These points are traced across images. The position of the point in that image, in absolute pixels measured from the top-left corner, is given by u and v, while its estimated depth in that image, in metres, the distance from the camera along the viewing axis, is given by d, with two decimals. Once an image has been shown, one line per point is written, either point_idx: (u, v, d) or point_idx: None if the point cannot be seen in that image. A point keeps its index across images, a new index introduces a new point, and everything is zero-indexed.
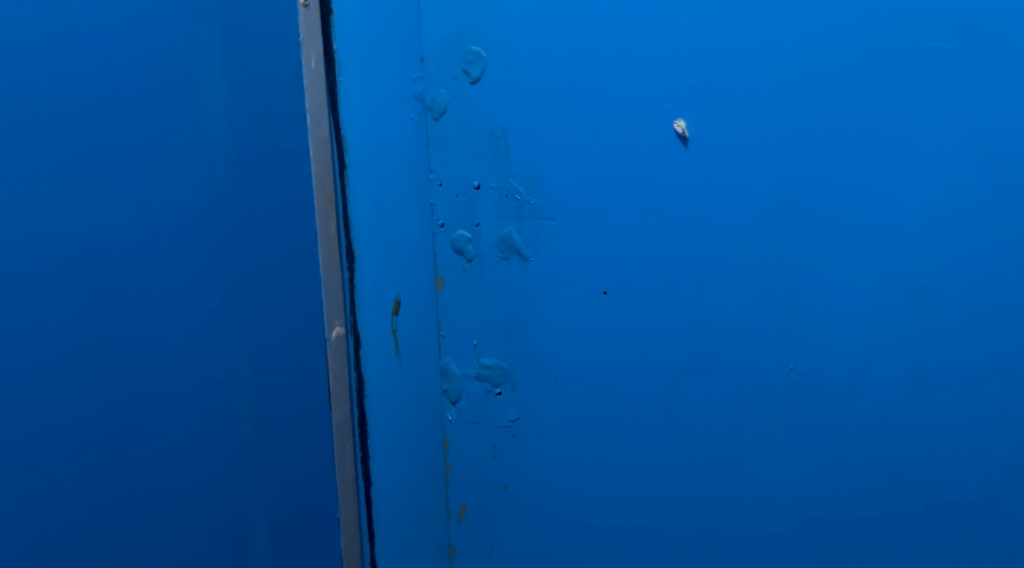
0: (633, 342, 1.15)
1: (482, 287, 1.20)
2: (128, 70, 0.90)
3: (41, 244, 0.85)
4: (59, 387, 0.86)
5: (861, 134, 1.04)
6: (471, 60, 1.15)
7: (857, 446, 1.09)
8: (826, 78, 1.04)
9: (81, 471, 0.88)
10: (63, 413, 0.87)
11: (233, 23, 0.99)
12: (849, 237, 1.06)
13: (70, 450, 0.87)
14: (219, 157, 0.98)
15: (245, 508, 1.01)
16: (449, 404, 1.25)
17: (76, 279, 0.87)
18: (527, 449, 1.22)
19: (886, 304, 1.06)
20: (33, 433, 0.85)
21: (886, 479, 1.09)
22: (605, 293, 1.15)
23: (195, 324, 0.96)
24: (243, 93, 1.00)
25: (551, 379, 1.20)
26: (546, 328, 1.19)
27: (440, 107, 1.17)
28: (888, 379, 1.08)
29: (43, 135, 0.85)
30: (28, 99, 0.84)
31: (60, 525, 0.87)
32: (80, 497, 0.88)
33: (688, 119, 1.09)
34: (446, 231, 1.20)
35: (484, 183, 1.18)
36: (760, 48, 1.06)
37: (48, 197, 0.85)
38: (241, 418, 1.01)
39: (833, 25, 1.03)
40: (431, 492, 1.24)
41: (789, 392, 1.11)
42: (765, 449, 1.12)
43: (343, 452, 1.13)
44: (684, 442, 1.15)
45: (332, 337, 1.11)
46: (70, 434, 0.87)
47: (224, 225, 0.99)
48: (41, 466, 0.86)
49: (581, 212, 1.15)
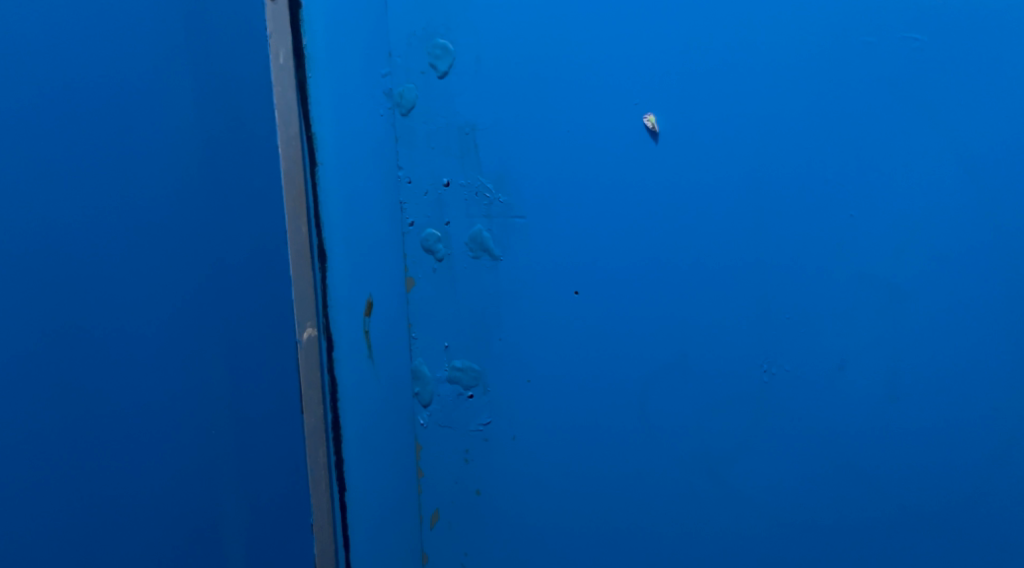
0: (607, 343, 1.15)
1: (453, 287, 1.19)
2: (93, 61, 0.88)
3: (22, 248, 0.84)
4: (28, 396, 0.85)
5: (833, 126, 1.05)
6: (439, 54, 1.14)
7: (830, 444, 1.10)
8: (796, 70, 1.05)
9: (59, 475, 0.87)
10: (42, 418, 0.86)
11: (203, 22, 0.97)
12: (822, 233, 1.07)
13: (50, 453, 0.86)
14: (188, 152, 0.96)
15: (220, 512, 1.00)
16: (421, 407, 1.23)
17: (48, 285, 0.86)
18: (501, 452, 1.22)
19: (862, 297, 1.07)
20: (17, 438, 0.84)
21: (860, 477, 1.10)
22: (577, 293, 1.15)
23: (167, 328, 0.95)
24: (213, 94, 0.99)
25: (525, 381, 1.19)
26: (521, 330, 1.18)
27: (408, 102, 1.16)
28: (866, 374, 1.08)
29: (17, 138, 0.84)
30: (6, 97, 0.83)
31: (47, 525, 0.86)
32: (60, 500, 0.87)
33: (659, 114, 1.09)
34: (415, 229, 1.19)
35: (453, 180, 1.17)
36: (730, 43, 1.06)
37: (28, 195, 0.85)
38: (210, 420, 0.99)
39: (806, 18, 1.04)
40: (404, 498, 1.24)
41: (765, 392, 1.11)
42: (744, 450, 1.13)
43: (317, 456, 1.12)
44: (660, 444, 1.15)
45: (304, 338, 1.10)
46: (53, 438, 0.87)
47: (195, 229, 0.97)
48: (21, 470, 0.85)
49: (555, 211, 1.14)
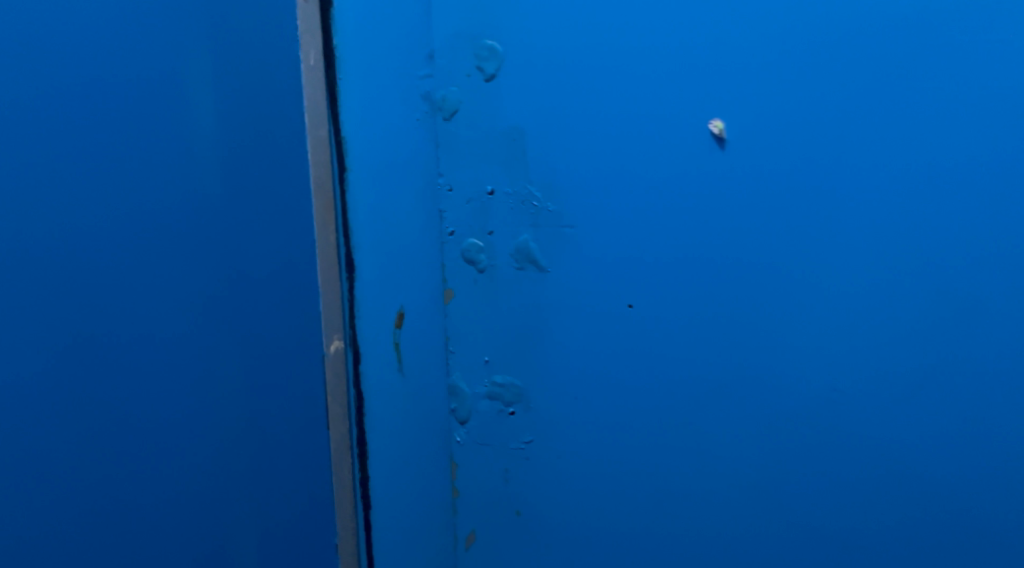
0: (661, 356, 1.05)
1: (495, 300, 1.11)
2: (100, 56, 0.80)
3: (26, 265, 0.77)
4: (39, 421, 0.78)
5: (916, 134, 0.93)
6: (486, 56, 1.06)
7: (904, 470, 0.99)
8: (878, 74, 0.93)
9: (65, 502, 0.80)
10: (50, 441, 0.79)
11: (224, 16, 0.88)
12: (898, 250, 0.96)
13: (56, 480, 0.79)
14: (207, 157, 0.88)
15: (236, 541, 0.92)
16: (458, 424, 1.17)
17: (60, 308, 0.79)
18: (543, 472, 1.13)
19: (940, 314, 0.96)
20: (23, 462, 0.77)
21: (935, 515, 0.99)
22: (631, 306, 1.06)
23: (181, 347, 0.87)
24: (236, 93, 0.90)
25: (570, 399, 1.11)
26: (566, 344, 1.09)
27: (450, 107, 1.08)
28: (940, 399, 0.97)
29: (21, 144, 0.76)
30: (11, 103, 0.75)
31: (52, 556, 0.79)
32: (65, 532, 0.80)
33: (726, 119, 0.98)
34: (455, 239, 1.12)
35: (498, 188, 1.08)
36: (806, 42, 0.95)
37: (34, 205, 0.77)
38: (227, 444, 0.92)
39: (889, 14, 0.92)
40: (439, 518, 1.17)
41: (835, 407, 1.00)
42: (806, 472, 1.02)
43: (342, 475, 1.04)
44: (714, 463, 1.05)
45: (332, 351, 1.01)
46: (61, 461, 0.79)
47: (213, 240, 0.89)
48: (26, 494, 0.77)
49: (609, 219, 1.05)
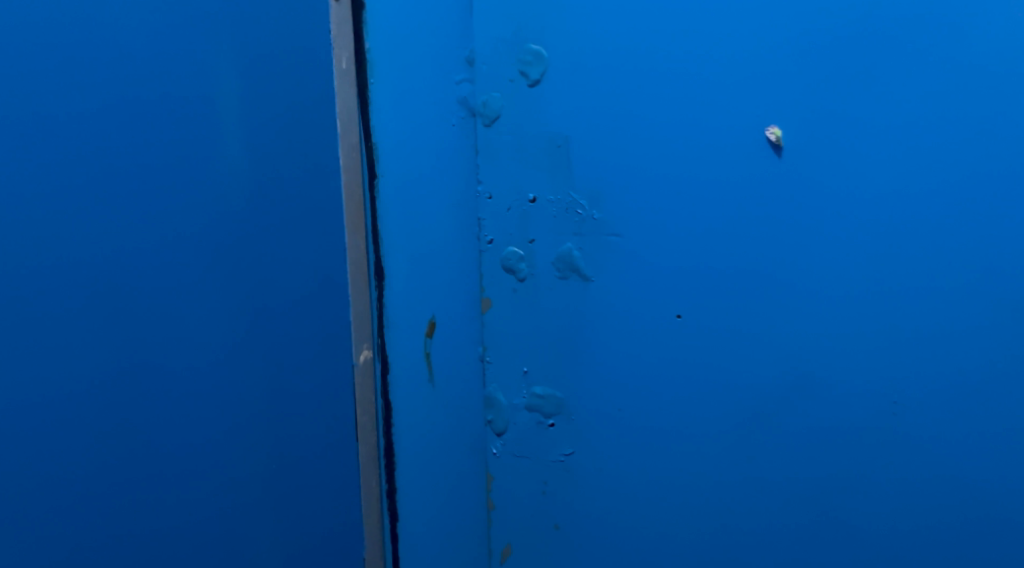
0: (715, 371, 0.99)
1: (535, 311, 1.06)
2: (118, 54, 0.77)
3: (40, 273, 0.74)
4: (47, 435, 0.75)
5: (983, 145, 0.88)
6: (530, 61, 1.01)
7: (969, 494, 0.93)
8: (943, 80, 0.88)
9: (76, 519, 0.77)
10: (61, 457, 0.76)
11: (249, 12, 0.85)
12: (961, 267, 0.90)
13: (66, 497, 0.76)
14: (232, 159, 0.85)
15: (259, 556, 0.89)
16: (494, 436, 1.11)
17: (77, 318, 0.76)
18: (584, 485, 1.08)
19: (1009, 340, 0.90)
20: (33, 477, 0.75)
21: (1000, 544, 0.93)
22: (680, 317, 1.00)
23: (203, 357, 0.84)
24: (262, 93, 0.87)
25: (614, 410, 1.05)
26: (610, 358, 1.04)
27: (492, 112, 1.03)
28: (1007, 422, 0.91)
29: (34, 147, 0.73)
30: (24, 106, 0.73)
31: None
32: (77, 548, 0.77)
33: (783, 125, 0.92)
34: (493, 248, 1.06)
35: (540, 196, 1.03)
36: (868, 45, 0.89)
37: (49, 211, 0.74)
38: (252, 457, 0.88)
39: (956, 17, 0.87)
40: (472, 531, 1.12)
41: (894, 429, 0.94)
42: (863, 496, 0.96)
43: (369, 488, 1.01)
44: (764, 484, 0.99)
45: (360, 362, 0.99)
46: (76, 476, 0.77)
47: (237, 246, 0.86)
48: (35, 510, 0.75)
49: (658, 226, 0.99)
